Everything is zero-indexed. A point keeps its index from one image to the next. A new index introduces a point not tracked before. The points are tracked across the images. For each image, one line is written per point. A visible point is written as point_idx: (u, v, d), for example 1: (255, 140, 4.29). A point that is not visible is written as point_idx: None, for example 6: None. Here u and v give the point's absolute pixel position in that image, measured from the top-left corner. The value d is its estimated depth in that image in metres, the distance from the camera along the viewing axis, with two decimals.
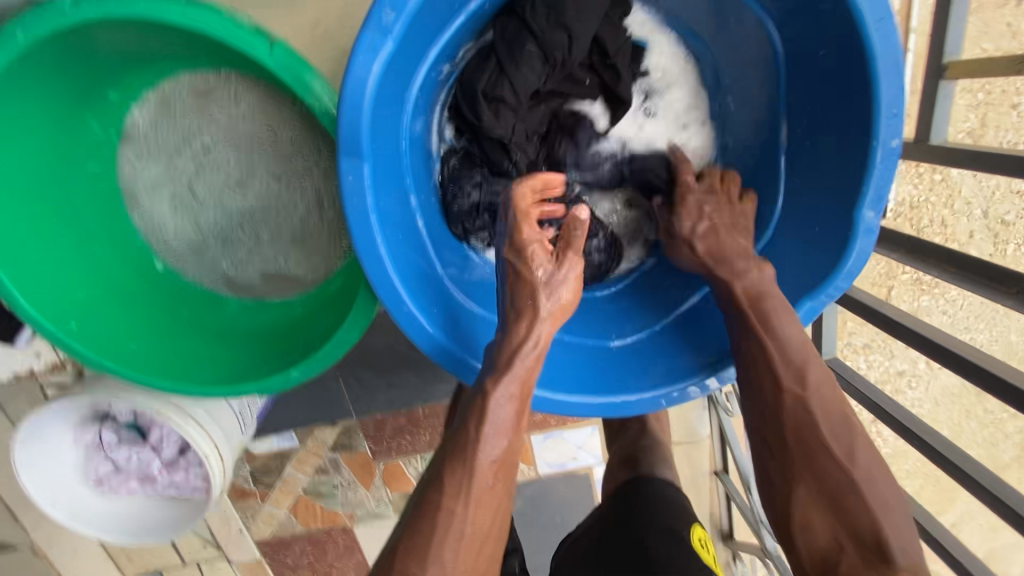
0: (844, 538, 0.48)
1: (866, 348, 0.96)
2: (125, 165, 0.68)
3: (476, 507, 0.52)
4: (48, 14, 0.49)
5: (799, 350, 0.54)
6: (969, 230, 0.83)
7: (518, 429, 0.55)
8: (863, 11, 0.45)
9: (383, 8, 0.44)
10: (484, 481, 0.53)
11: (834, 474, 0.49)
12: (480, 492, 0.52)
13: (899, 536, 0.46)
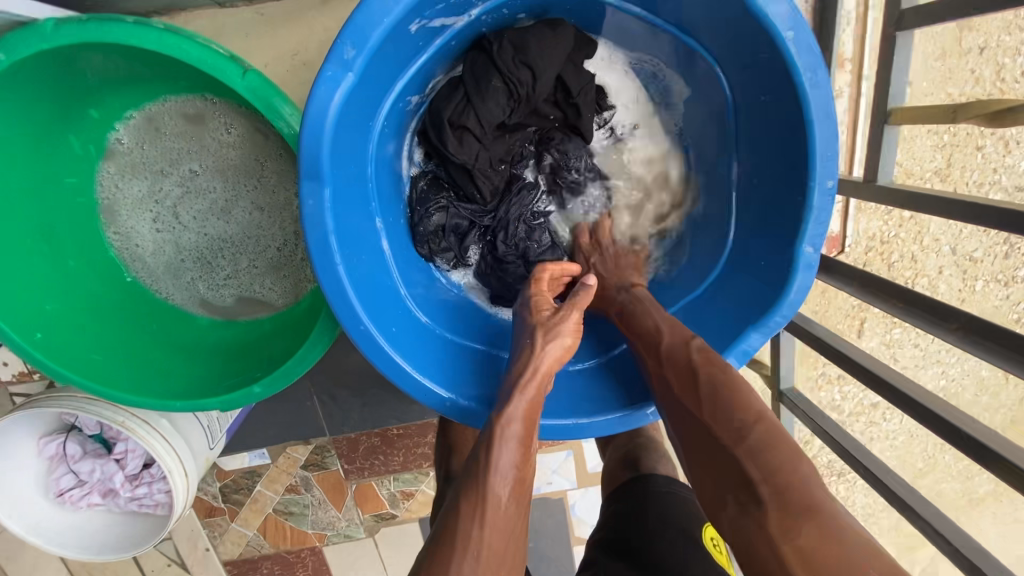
0: (725, 489, 0.48)
1: (841, 379, 1.05)
2: (107, 181, 0.70)
3: (494, 537, 0.49)
4: (31, 36, 0.52)
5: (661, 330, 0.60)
6: (939, 267, 1.02)
7: (529, 461, 0.54)
8: (796, 63, 0.48)
9: (345, 44, 0.46)
10: (500, 508, 0.50)
11: (704, 428, 0.51)
12: (496, 515, 0.50)
13: (760, 466, 0.45)
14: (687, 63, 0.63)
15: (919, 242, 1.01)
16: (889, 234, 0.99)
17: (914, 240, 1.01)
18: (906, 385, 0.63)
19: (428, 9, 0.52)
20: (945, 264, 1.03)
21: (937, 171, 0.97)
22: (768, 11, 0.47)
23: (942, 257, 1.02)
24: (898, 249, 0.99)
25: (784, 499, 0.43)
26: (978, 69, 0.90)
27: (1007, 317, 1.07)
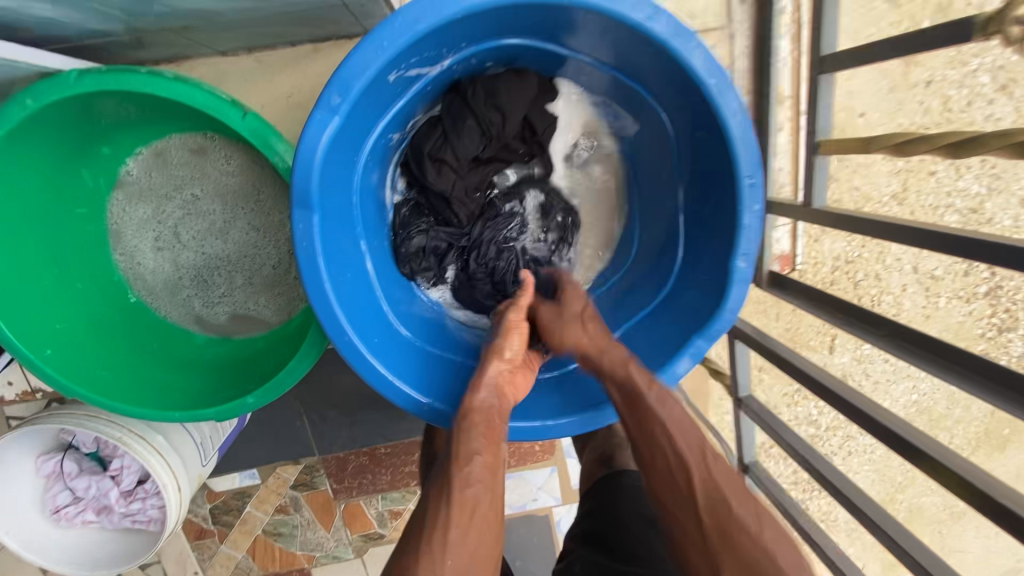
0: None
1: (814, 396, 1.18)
2: (116, 208, 0.77)
3: (462, 520, 0.54)
4: (55, 85, 0.58)
5: (694, 430, 0.57)
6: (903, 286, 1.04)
7: (495, 457, 0.60)
8: (721, 106, 0.56)
9: (332, 92, 0.53)
10: (469, 493, 0.56)
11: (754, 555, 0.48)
12: (465, 494, 0.56)
13: None
14: (639, 105, 0.71)
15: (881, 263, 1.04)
16: (853, 254, 1.04)
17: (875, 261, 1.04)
18: (839, 386, 0.77)
19: (406, 61, 0.59)
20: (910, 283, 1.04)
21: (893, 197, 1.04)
22: (693, 64, 0.55)
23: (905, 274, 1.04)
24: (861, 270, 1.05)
25: None
26: (925, 101, 0.96)
27: (972, 333, 0.99)
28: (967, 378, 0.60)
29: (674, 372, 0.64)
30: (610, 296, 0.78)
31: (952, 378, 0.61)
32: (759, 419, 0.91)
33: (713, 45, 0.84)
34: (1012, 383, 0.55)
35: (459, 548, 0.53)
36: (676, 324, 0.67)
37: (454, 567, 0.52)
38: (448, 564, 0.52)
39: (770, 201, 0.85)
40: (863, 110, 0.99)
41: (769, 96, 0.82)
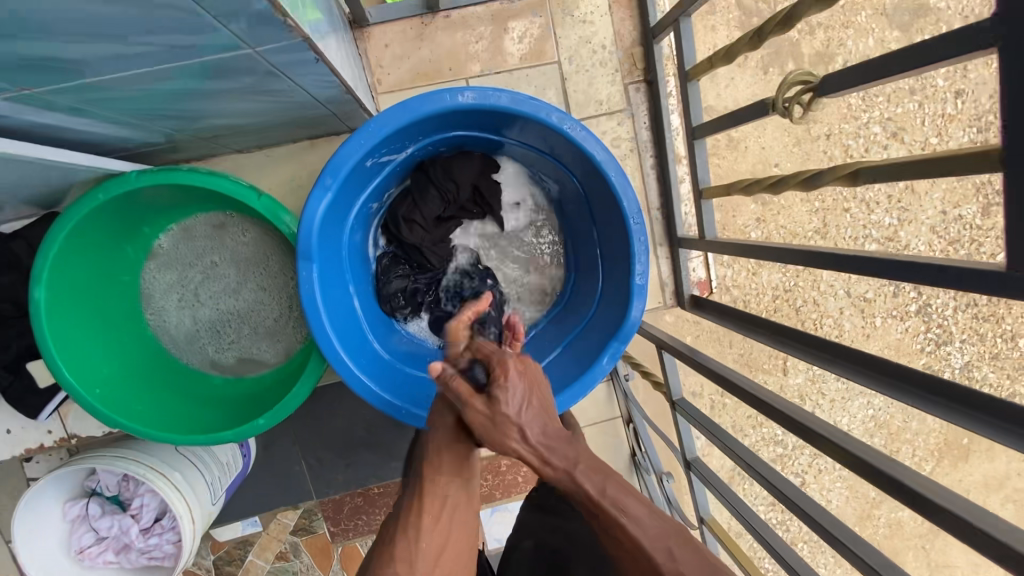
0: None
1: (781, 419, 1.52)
2: (150, 275, 0.96)
3: (433, 508, 0.66)
4: (120, 182, 0.78)
5: (657, 528, 0.51)
6: (839, 309, 1.42)
7: (460, 471, 0.70)
8: (610, 174, 0.78)
9: (326, 176, 0.73)
10: (438, 489, 0.68)
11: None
12: (435, 490, 0.67)
13: None
14: (558, 174, 0.93)
15: (818, 289, 1.40)
16: (788, 284, 1.38)
17: (811, 288, 1.39)
18: (731, 373, 0.92)
19: (379, 152, 0.80)
20: (844, 305, 1.41)
21: (815, 231, 1.33)
22: (583, 144, 0.77)
23: (840, 299, 1.41)
24: (800, 297, 1.40)
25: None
26: (829, 150, 1.27)
27: (913, 346, 1.45)
28: (847, 367, 0.74)
29: (597, 370, 0.83)
30: (544, 332, 0.98)
31: (838, 370, 0.75)
32: (690, 417, 1.07)
33: (618, 123, 1.09)
34: (873, 366, 0.70)
35: (432, 532, 0.64)
36: (601, 335, 0.86)
37: (428, 548, 0.63)
38: (422, 545, 0.63)
39: (681, 239, 1.10)
40: (777, 161, 1.27)
41: (668, 157, 1.07)
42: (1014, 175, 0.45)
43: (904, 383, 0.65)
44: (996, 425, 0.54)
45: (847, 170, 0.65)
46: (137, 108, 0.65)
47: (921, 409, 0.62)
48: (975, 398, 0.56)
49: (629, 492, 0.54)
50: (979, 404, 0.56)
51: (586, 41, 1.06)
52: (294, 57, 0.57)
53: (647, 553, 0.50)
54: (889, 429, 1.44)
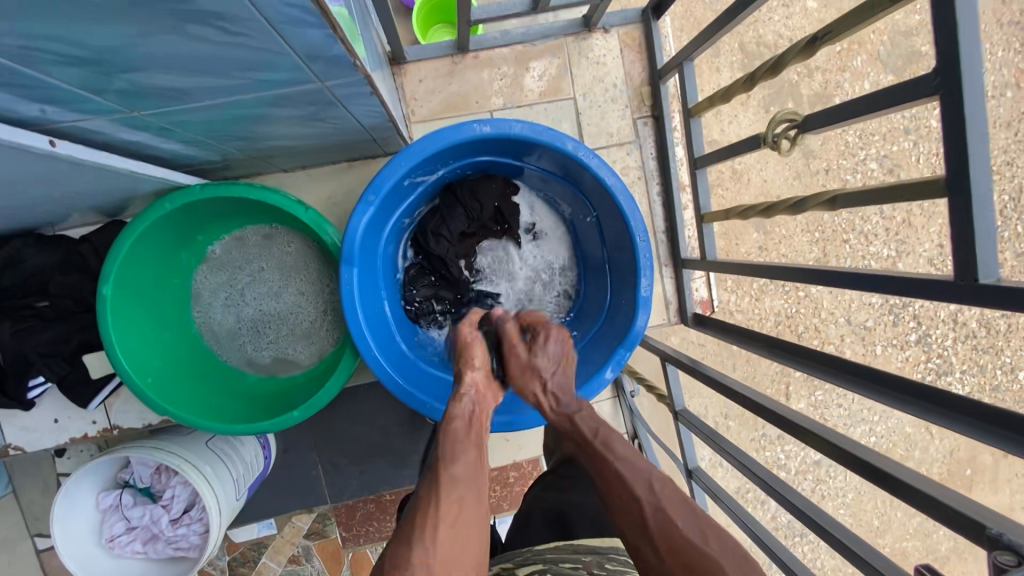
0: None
1: (783, 443, 1.59)
2: (200, 278, 1.06)
3: (450, 509, 0.58)
4: (185, 194, 0.88)
5: (644, 466, 0.63)
6: (840, 336, 1.50)
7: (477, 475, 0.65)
8: (619, 198, 0.87)
9: (369, 193, 0.83)
10: (454, 492, 0.61)
11: (701, 566, 0.52)
12: (450, 493, 0.60)
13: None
14: (572, 197, 1.02)
15: (818, 316, 1.48)
16: (790, 310, 1.46)
17: (812, 314, 1.48)
18: (729, 381, 0.98)
19: (414, 173, 0.90)
20: (845, 333, 1.50)
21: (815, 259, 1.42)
22: (595, 171, 0.87)
23: (841, 326, 1.49)
24: (801, 324, 1.48)
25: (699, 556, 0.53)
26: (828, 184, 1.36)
27: (913, 375, 1.52)
28: (839, 376, 0.81)
29: (603, 378, 0.90)
30: None
31: (830, 377, 0.82)
32: (694, 426, 1.12)
33: (627, 153, 1.19)
34: (862, 374, 0.77)
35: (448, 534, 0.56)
36: (610, 345, 0.94)
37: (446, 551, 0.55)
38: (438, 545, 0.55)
39: (684, 260, 1.19)
40: (778, 193, 1.36)
41: (673, 186, 1.17)
42: (957, 198, 0.53)
43: (890, 388, 0.73)
44: (970, 422, 0.61)
45: (826, 196, 0.74)
46: (212, 130, 0.75)
47: (905, 412, 0.68)
48: (955, 401, 0.63)
49: (615, 439, 0.69)
50: (959, 406, 0.62)
51: (599, 80, 1.17)
52: (352, 90, 0.67)
53: (634, 487, 0.61)
54: (895, 457, 1.53)
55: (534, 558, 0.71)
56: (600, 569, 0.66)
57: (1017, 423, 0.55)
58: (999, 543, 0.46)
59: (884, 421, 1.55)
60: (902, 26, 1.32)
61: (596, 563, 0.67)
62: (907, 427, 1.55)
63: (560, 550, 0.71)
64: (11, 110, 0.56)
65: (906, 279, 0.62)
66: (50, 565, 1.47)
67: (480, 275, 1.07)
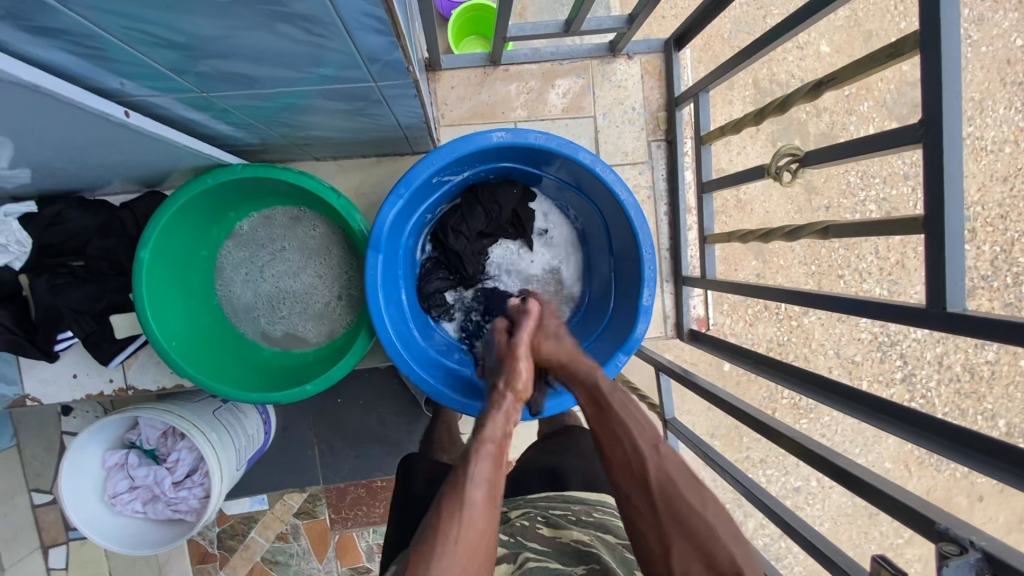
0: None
1: (765, 466, 1.65)
2: (226, 251, 1.11)
3: (471, 532, 0.54)
4: (227, 171, 0.94)
5: (651, 430, 0.68)
6: (829, 368, 1.56)
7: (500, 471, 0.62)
8: (631, 212, 0.94)
9: (401, 187, 0.90)
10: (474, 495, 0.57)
11: (699, 526, 0.58)
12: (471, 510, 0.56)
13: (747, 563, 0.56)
14: (585, 207, 1.09)
15: (809, 346, 1.55)
16: (782, 338, 1.53)
17: (803, 343, 1.54)
18: (718, 392, 1.04)
19: (442, 172, 0.97)
20: (834, 366, 1.57)
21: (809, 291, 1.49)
22: (610, 185, 0.94)
23: (829, 358, 1.56)
24: (791, 352, 1.54)
25: (696, 517, 0.58)
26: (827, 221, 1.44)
27: None
28: (824, 395, 0.88)
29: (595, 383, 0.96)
30: None
31: (817, 397, 0.89)
32: (683, 435, 1.18)
33: (640, 172, 1.26)
34: (848, 396, 0.84)
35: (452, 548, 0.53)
36: (608, 348, 1.00)
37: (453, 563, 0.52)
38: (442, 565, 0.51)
39: (685, 277, 1.25)
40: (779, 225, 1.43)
41: (680, 207, 1.23)
42: (933, 236, 0.60)
43: (875, 410, 0.79)
44: (944, 444, 0.69)
45: (819, 226, 0.80)
46: (263, 116, 0.81)
47: (889, 431, 0.76)
48: (940, 426, 0.69)
49: (630, 406, 0.71)
50: (937, 428, 0.70)
51: (619, 102, 1.24)
52: (398, 91, 0.74)
53: (641, 448, 0.65)
54: None
55: (526, 503, 0.84)
56: (588, 517, 0.78)
57: (991, 446, 0.62)
58: (945, 536, 0.53)
59: (865, 454, 1.62)
60: (908, 78, 1.41)
61: (584, 512, 0.80)
62: (886, 462, 1.62)
63: (552, 500, 0.83)
64: (97, 81, 0.62)
65: (885, 305, 0.68)
66: (45, 521, 1.48)
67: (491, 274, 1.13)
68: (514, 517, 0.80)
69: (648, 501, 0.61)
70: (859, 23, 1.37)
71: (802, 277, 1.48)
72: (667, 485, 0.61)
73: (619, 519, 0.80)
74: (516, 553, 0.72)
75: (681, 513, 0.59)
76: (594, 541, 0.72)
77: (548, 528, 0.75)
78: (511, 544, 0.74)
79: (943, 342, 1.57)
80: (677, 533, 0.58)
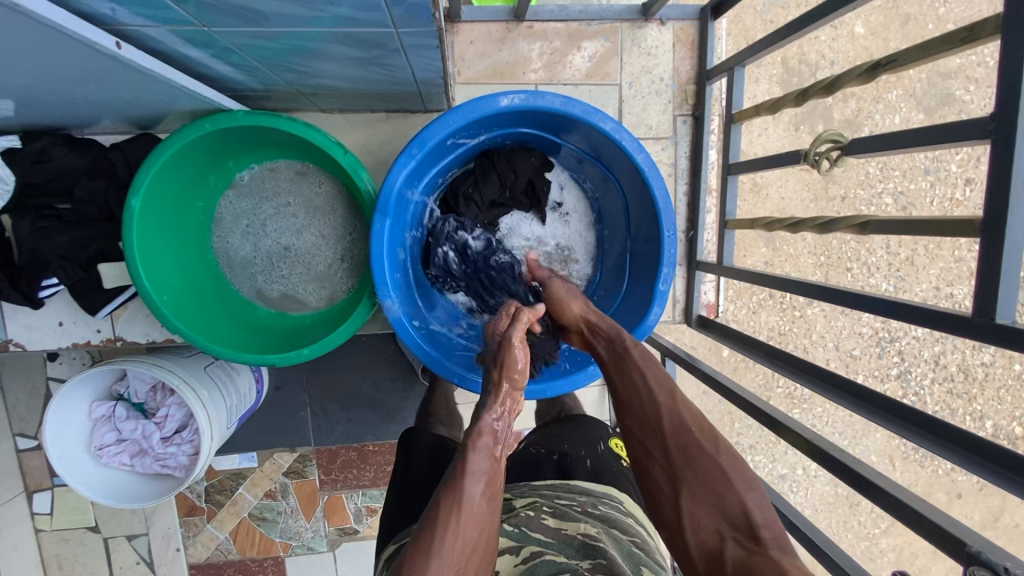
0: (722, 525, 0.56)
1: (753, 452, 1.66)
2: (225, 202, 1.06)
3: (467, 521, 0.58)
4: (227, 118, 0.87)
5: (665, 381, 0.70)
6: (827, 360, 1.55)
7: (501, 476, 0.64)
8: (655, 191, 0.89)
9: (414, 147, 0.84)
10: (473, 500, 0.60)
11: (707, 470, 0.59)
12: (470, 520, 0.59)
13: (763, 513, 0.56)
14: (604, 181, 1.04)
15: (810, 337, 1.53)
16: (784, 327, 1.51)
17: (804, 334, 1.52)
18: (729, 383, 1.02)
19: (458, 135, 0.91)
20: (832, 358, 1.55)
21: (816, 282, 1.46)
22: (637, 160, 0.88)
23: (828, 351, 1.54)
24: (791, 342, 1.52)
25: (707, 459, 0.60)
26: (841, 211, 1.39)
27: None
28: (833, 392, 0.87)
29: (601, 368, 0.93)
30: None
31: (826, 393, 0.87)
32: None
33: (662, 148, 1.20)
34: (859, 395, 0.82)
35: (461, 546, 0.57)
36: (618, 332, 0.97)
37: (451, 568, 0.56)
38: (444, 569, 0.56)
39: (699, 261, 1.21)
40: (793, 212, 1.38)
41: (701, 188, 1.19)
42: (990, 240, 0.57)
43: (884, 411, 0.78)
44: (960, 453, 0.67)
45: (858, 220, 0.76)
46: (270, 58, 0.75)
47: (897, 433, 0.75)
48: (951, 432, 0.68)
49: (647, 359, 0.74)
50: (947, 434, 0.69)
51: (647, 71, 1.17)
52: (420, 41, 0.68)
53: (655, 397, 0.68)
54: None
55: (530, 492, 0.82)
56: (593, 508, 0.76)
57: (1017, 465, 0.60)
58: (976, 560, 0.56)
59: (853, 447, 1.62)
60: (941, 68, 1.34)
61: (590, 504, 0.78)
62: (872, 455, 1.63)
63: (557, 488, 0.82)
64: (87, 6, 0.56)
65: (921, 309, 0.65)
66: (29, 466, 1.46)
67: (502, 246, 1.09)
68: (518, 506, 0.78)
69: (660, 443, 0.64)
70: (898, 4, 1.29)
71: (812, 267, 1.44)
72: (682, 435, 0.63)
73: (626, 513, 0.78)
74: (520, 546, 0.70)
75: (692, 455, 0.61)
76: (601, 535, 0.70)
77: (555, 519, 0.73)
78: (514, 535, 0.72)
79: (942, 341, 1.55)
80: (690, 476, 0.60)
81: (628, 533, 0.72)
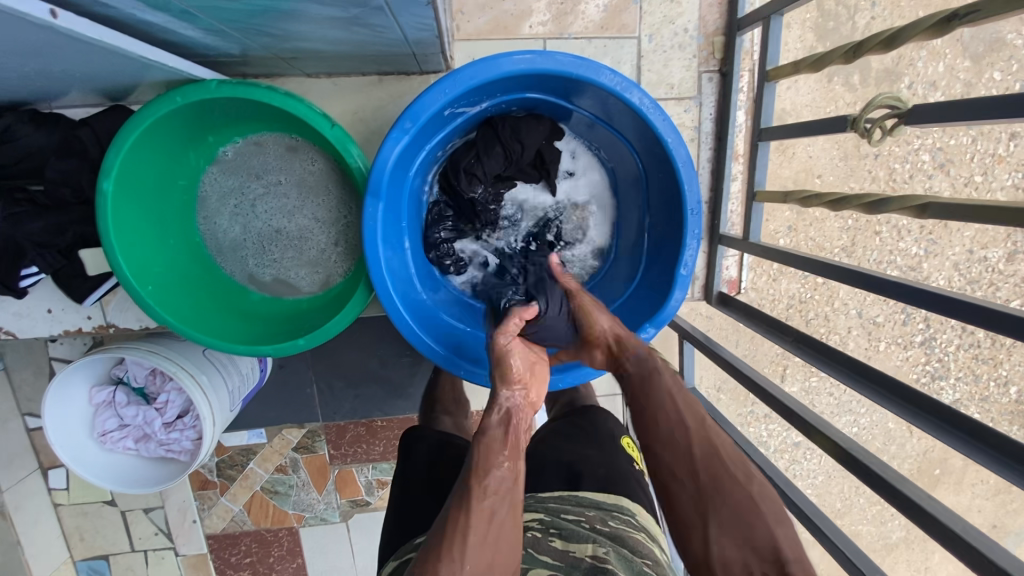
0: (751, 559, 0.55)
1: (766, 422, 1.62)
2: (208, 179, 0.98)
3: (481, 525, 0.56)
4: (200, 88, 0.78)
5: (694, 405, 0.66)
6: (848, 329, 1.47)
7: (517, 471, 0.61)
8: (678, 163, 0.80)
9: (407, 118, 0.75)
10: (488, 498, 0.57)
11: (741, 502, 0.57)
12: (488, 524, 0.56)
13: (793, 550, 0.55)
14: (620, 149, 0.94)
15: (832, 305, 1.45)
16: (806, 295, 1.42)
17: (826, 302, 1.44)
18: (750, 371, 0.97)
19: (456, 103, 0.82)
20: (855, 327, 1.47)
21: (845, 249, 1.36)
22: (657, 126, 0.78)
23: (850, 318, 1.46)
24: (811, 311, 1.44)
25: (734, 485, 0.58)
26: (874, 170, 1.28)
27: (909, 375, 1.52)
28: (853, 378, 0.81)
29: None
30: None
31: (844, 379, 0.81)
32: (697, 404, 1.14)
33: (684, 110, 1.09)
34: (876, 382, 0.77)
35: (477, 553, 0.54)
36: (637, 317, 0.91)
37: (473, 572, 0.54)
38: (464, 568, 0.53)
39: (722, 235, 1.12)
40: (820, 172, 1.27)
41: (728, 153, 1.08)
42: None
43: (906, 402, 0.71)
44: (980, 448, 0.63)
45: (915, 203, 0.67)
46: (238, 21, 0.65)
47: (901, 417, 0.71)
48: (974, 427, 0.62)
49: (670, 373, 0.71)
50: (966, 426, 0.63)
51: (669, 21, 1.04)
52: None
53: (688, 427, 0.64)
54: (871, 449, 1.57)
55: (537, 505, 0.79)
56: (602, 525, 0.73)
57: (1019, 455, 0.57)
58: None
59: (871, 416, 1.57)
60: None
61: (599, 519, 0.75)
62: (890, 423, 1.57)
63: (564, 500, 0.79)
64: None
65: (959, 301, 0.64)
66: (41, 444, 1.47)
67: (509, 223, 1.00)
68: (524, 523, 0.76)
69: (686, 468, 0.61)
70: None
71: (841, 231, 1.34)
72: (713, 464, 0.60)
73: (637, 528, 0.75)
74: (527, 568, 0.67)
75: (716, 482, 0.59)
76: (610, 556, 0.67)
77: (561, 541, 0.71)
78: (521, 557, 0.69)
79: None
80: (720, 510, 0.58)
81: (639, 553, 0.69)
